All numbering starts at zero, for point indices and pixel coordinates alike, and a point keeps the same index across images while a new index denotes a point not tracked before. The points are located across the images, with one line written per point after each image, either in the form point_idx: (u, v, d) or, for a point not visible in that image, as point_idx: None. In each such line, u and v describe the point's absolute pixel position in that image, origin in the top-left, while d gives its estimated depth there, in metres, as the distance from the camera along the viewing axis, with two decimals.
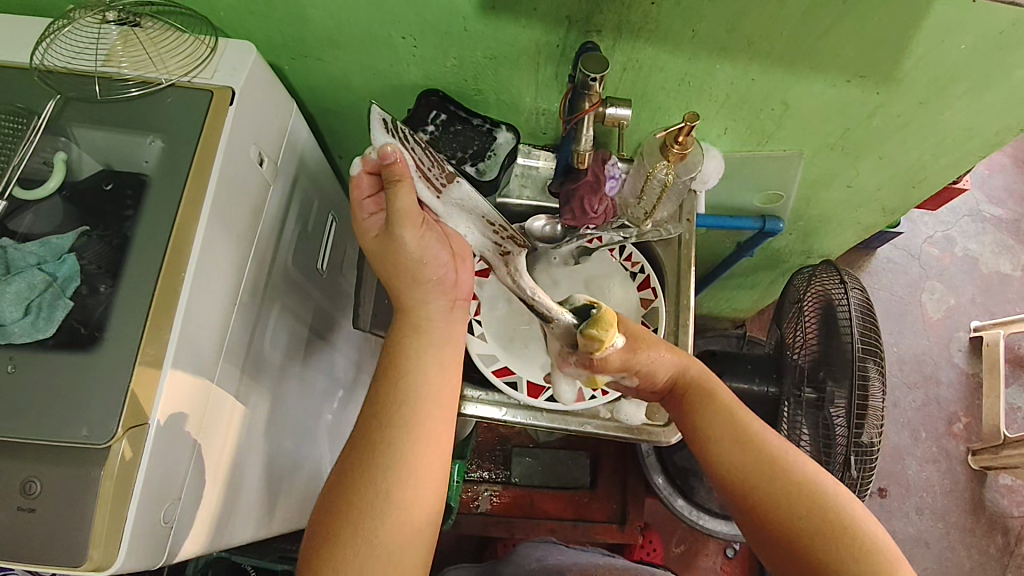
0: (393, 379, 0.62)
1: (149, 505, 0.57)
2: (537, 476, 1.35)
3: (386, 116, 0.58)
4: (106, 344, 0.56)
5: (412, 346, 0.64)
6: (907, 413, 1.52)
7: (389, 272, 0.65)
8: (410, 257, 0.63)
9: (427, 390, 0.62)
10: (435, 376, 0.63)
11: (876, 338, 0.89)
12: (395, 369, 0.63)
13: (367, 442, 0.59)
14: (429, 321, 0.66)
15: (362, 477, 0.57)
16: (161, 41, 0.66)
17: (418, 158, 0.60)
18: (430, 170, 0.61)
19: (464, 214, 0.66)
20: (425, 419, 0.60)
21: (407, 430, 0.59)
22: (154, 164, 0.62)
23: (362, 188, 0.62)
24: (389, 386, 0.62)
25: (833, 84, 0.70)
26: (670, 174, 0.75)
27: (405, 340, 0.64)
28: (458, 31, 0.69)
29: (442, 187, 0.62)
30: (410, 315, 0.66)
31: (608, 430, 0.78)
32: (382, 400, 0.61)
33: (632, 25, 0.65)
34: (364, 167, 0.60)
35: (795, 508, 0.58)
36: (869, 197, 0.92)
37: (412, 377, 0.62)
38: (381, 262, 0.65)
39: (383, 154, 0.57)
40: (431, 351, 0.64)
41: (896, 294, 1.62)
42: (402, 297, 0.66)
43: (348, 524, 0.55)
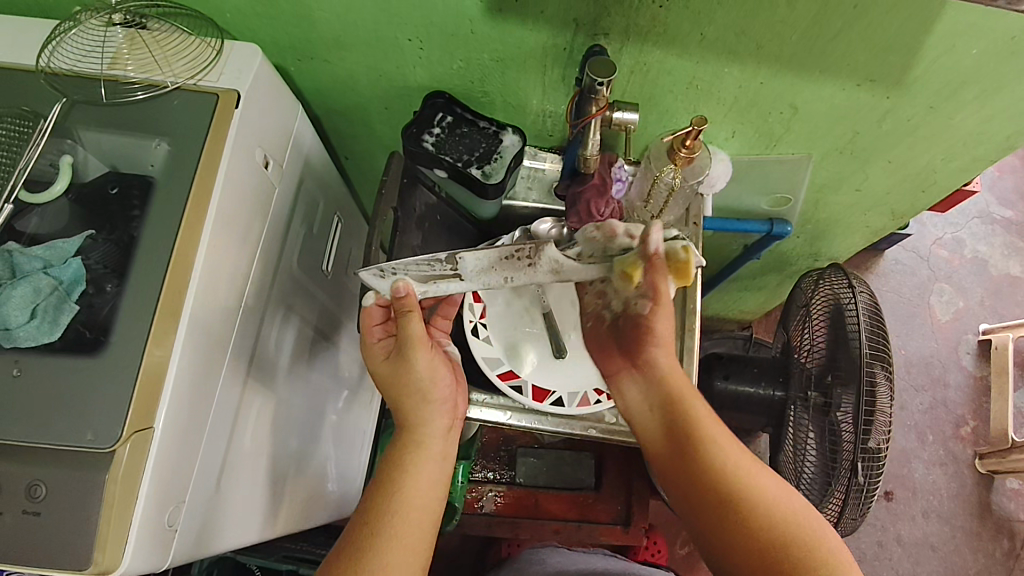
0: (382, 489, 0.62)
1: (153, 509, 0.57)
2: (542, 477, 1.34)
3: (375, 269, 0.65)
4: (112, 348, 0.56)
5: (407, 457, 0.65)
6: (914, 416, 1.51)
7: (398, 385, 0.68)
8: (419, 380, 0.68)
9: (417, 495, 0.62)
10: (422, 480, 0.63)
11: (885, 341, 0.88)
12: (399, 453, 0.65)
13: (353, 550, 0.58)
14: (427, 438, 0.67)
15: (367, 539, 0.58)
16: (167, 43, 0.66)
17: (413, 269, 0.64)
18: (431, 267, 0.63)
19: (492, 274, 0.63)
20: (414, 527, 0.60)
21: (392, 537, 0.59)
22: (160, 168, 0.62)
23: (372, 318, 0.69)
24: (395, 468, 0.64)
25: (842, 88, 0.69)
26: (678, 178, 0.75)
27: (403, 453, 0.65)
28: (464, 33, 0.68)
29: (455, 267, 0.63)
30: (412, 433, 0.67)
31: (612, 435, 0.77)
32: (372, 511, 0.61)
33: (639, 28, 0.65)
34: (378, 299, 0.69)
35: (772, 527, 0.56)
36: (878, 201, 0.91)
37: (415, 463, 0.65)
38: (383, 381, 0.70)
39: (397, 289, 0.64)
40: (425, 466, 0.65)
41: (904, 296, 1.61)
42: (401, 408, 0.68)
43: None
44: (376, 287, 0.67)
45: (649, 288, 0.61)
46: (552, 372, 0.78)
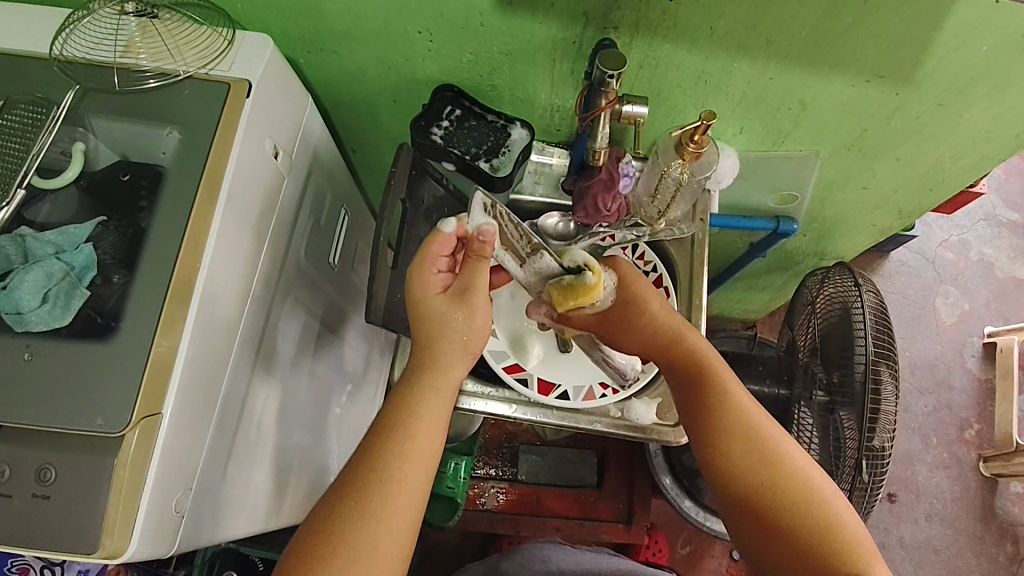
0: (388, 433, 0.61)
1: (162, 494, 0.57)
2: (543, 474, 1.36)
3: (484, 199, 0.69)
4: (122, 333, 0.56)
5: (416, 401, 0.63)
6: (918, 418, 1.50)
7: (439, 331, 0.64)
8: (470, 328, 0.66)
9: (423, 444, 0.61)
10: (430, 427, 0.63)
11: (890, 341, 0.88)
12: (397, 418, 0.62)
13: (358, 493, 0.58)
14: (441, 382, 0.65)
15: (352, 517, 0.57)
16: (179, 33, 0.67)
17: (506, 229, 0.72)
18: (516, 241, 0.73)
19: (538, 279, 0.75)
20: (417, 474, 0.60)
21: (396, 484, 0.59)
22: (171, 156, 0.62)
23: (440, 246, 0.64)
24: (385, 442, 0.60)
25: (851, 85, 0.70)
26: (685, 174, 0.75)
27: (416, 398, 0.63)
28: (474, 26, 0.69)
29: (525, 254, 0.74)
30: (429, 374, 0.65)
31: (618, 429, 0.76)
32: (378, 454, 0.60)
33: (649, 22, 0.65)
34: (457, 229, 0.65)
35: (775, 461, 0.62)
36: (885, 200, 0.91)
37: (425, 406, 0.63)
38: (428, 318, 0.64)
39: (489, 233, 0.64)
40: (434, 410, 0.64)
41: (908, 297, 1.61)
42: (431, 354, 0.65)
43: (358, 522, 0.57)
44: (469, 216, 0.67)
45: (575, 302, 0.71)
46: (558, 367, 0.78)
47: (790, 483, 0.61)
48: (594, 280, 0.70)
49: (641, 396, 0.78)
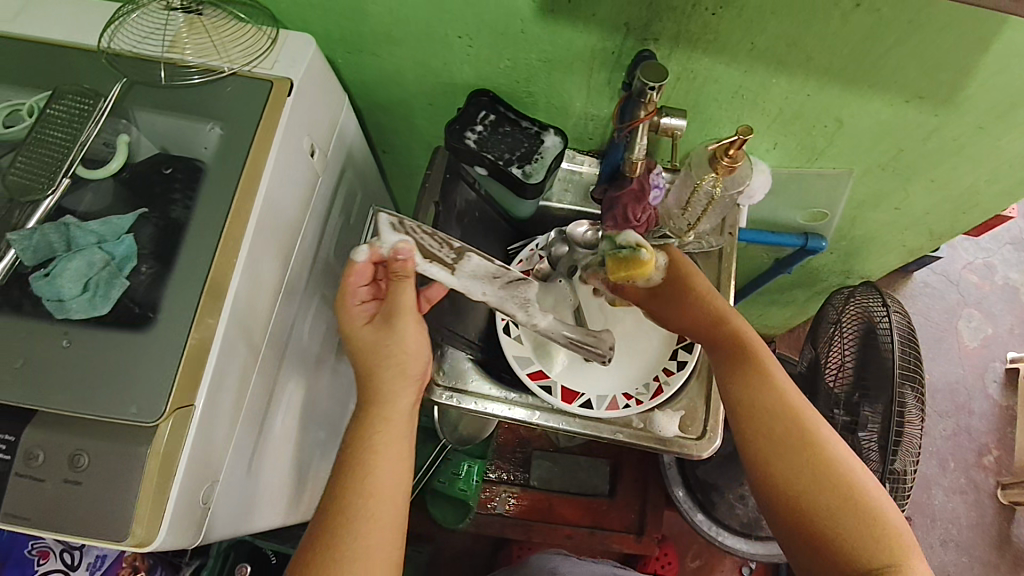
0: (351, 471, 0.59)
1: (191, 485, 0.58)
2: (556, 481, 1.35)
3: (391, 217, 0.66)
4: (159, 324, 0.57)
5: (372, 437, 0.61)
6: (935, 442, 1.48)
7: (374, 359, 0.63)
8: (403, 348, 0.64)
9: (386, 476, 0.60)
10: (390, 459, 0.61)
11: (918, 365, 0.87)
12: (351, 452, 0.60)
13: (328, 536, 0.56)
14: (391, 415, 0.63)
15: (326, 562, 0.55)
16: (224, 30, 0.67)
17: (426, 240, 0.67)
18: (440, 250, 0.68)
19: (481, 279, 0.71)
20: (386, 508, 0.58)
21: (366, 521, 0.57)
22: (213, 151, 0.63)
23: (359, 274, 0.64)
24: (342, 484, 0.58)
25: (890, 104, 0.69)
26: (717, 187, 0.74)
27: (368, 434, 0.61)
28: (514, 32, 0.69)
29: (454, 263, 0.68)
30: (375, 406, 0.63)
31: (639, 441, 0.75)
32: (341, 494, 0.58)
33: (690, 35, 0.65)
34: (371, 255, 0.63)
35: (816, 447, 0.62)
36: (916, 221, 0.90)
37: (377, 441, 0.61)
38: (362, 350, 0.64)
39: (400, 250, 0.61)
40: (391, 443, 0.61)
41: (931, 319, 1.59)
42: (374, 387, 0.63)
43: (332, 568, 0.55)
44: (379, 238, 0.64)
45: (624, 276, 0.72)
46: (582, 374, 0.78)
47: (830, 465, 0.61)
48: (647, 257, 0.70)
49: (664, 407, 0.77)
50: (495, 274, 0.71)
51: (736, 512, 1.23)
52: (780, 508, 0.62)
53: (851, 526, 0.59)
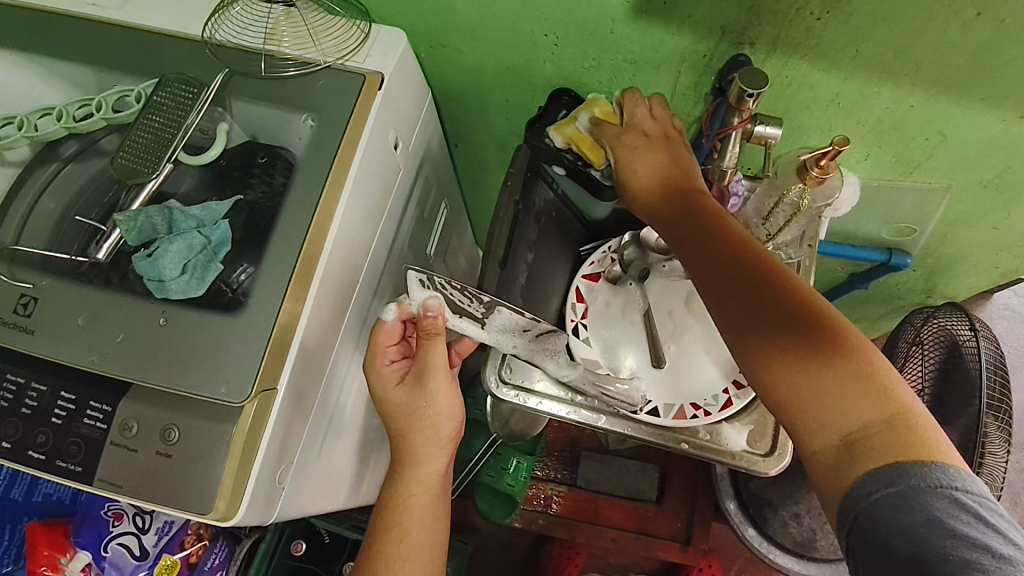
0: (387, 528, 0.66)
1: (270, 465, 0.60)
2: (603, 483, 1.35)
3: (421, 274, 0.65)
4: (249, 309, 0.58)
5: (408, 498, 0.67)
6: (1008, 474, 1.41)
7: (406, 420, 0.67)
8: (435, 411, 0.67)
9: (417, 534, 0.66)
10: (421, 519, 0.67)
11: (1007, 396, 0.82)
12: (389, 512, 0.66)
13: None
14: (424, 475, 0.68)
15: None
16: (319, 24, 0.69)
17: (454, 294, 0.66)
18: (469, 305, 0.66)
19: (509, 334, 0.69)
20: (418, 564, 0.65)
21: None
22: (305, 142, 0.64)
23: (389, 335, 0.67)
24: (379, 541, 0.65)
25: (1001, 118, 0.65)
26: (804, 198, 0.71)
27: (403, 493, 0.67)
28: (603, 32, 0.68)
29: (484, 317, 0.67)
30: (408, 467, 0.68)
31: (706, 454, 0.74)
32: (378, 550, 0.65)
33: (789, 40, 0.63)
34: (400, 314, 0.65)
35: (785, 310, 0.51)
36: (1013, 242, 0.85)
37: (412, 502, 0.67)
38: (393, 410, 0.68)
39: (429, 306, 0.62)
40: (423, 504, 0.67)
41: (1010, 344, 1.50)
42: (407, 447, 0.68)
43: None
44: (408, 296, 0.65)
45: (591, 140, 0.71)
46: (650, 381, 0.76)
47: (819, 323, 0.51)
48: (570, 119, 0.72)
49: (732, 421, 0.76)
50: (525, 328, 0.70)
51: (789, 529, 1.21)
52: (763, 387, 0.52)
53: (832, 387, 0.49)
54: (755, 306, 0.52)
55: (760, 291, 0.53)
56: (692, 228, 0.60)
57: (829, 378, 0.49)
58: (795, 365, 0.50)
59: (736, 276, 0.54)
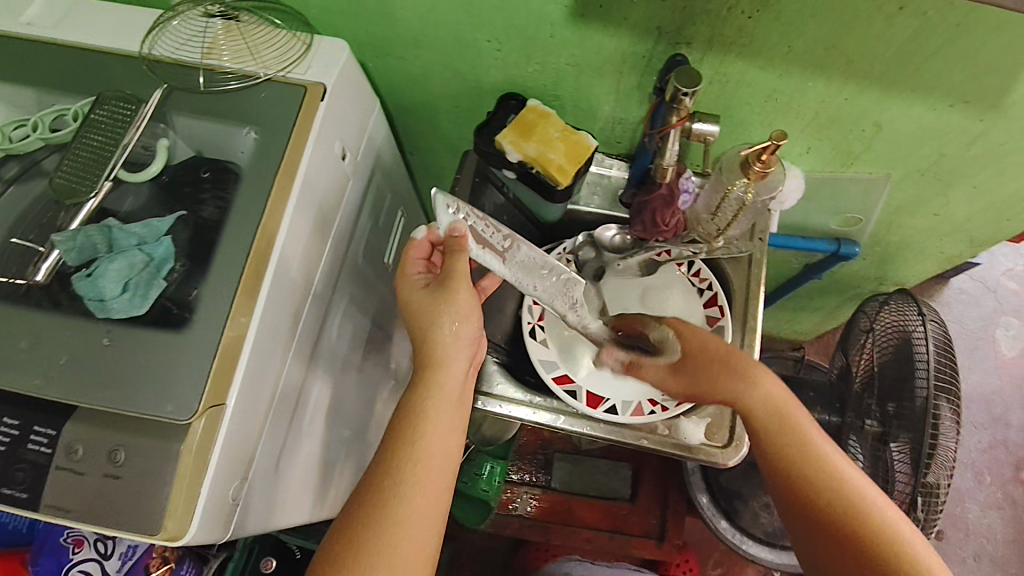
0: (405, 436, 0.63)
1: (221, 482, 0.59)
2: (576, 483, 1.37)
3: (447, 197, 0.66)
4: (194, 325, 0.58)
5: (426, 411, 0.64)
6: (971, 454, 1.44)
7: (429, 324, 0.65)
8: (456, 317, 0.66)
9: (435, 442, 0.64)
10: (442, 425, 0.64)
11: (955, 377, 0.84)
12: (408, 419, 0.64)
13: (375, 496, 0.61)
14: (446, 381, 0.65)
15: (374, 522, 0.60)
16: (260, 36, 0.69)
17: (477, 225, 0.67)
18: (492, 237, 0.67)
19: (528, 275, 0.70)
20: (434, 475, 0.63)
21: (415, 486, 0.61)
22: (248, 155, 0.64)
23: (417, 251, 0.68)
24: (393, 450, 0.63)
25: (932, 109, 0.67)
26: (749, 193, 0.73)
27: (422, 400, 0.64)
28: (544, 36, 0.69)
29: (505, 250, 0.68)
30: (432, 373, 0.65)
31: (666, 447, 0.75)
32: (396, 453, 0.62)
33: (724, 38, 0.64)
34: (429, 235, 0.68)
35: (797, 470, 0.65)
36: (955, 227, 0.88)
37: (433, 409, 0.64)
38: (416, 315, 0.66)
39: (453, 229, 0.64)
40: (444, 413, 0.65)
41: (967, 327, 1.54)
42: (429, 352, 0.66)
43: (378, 526, 0.59)
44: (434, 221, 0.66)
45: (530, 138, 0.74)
46: (609, 380, 0.76)
47: (833, 499, 0.64)
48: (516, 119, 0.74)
49: (690, 414, 0.77)
50: (544, 269, 0.71)
51: (761, 520, 1.23)
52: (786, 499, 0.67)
53: (845, 515, 0.63)
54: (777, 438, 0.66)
55: (782, 439, 0.66)
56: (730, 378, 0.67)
57: (804, 466, 0.65)
58: (834, 518, 0.64)
59: (768, 414, 0.66)
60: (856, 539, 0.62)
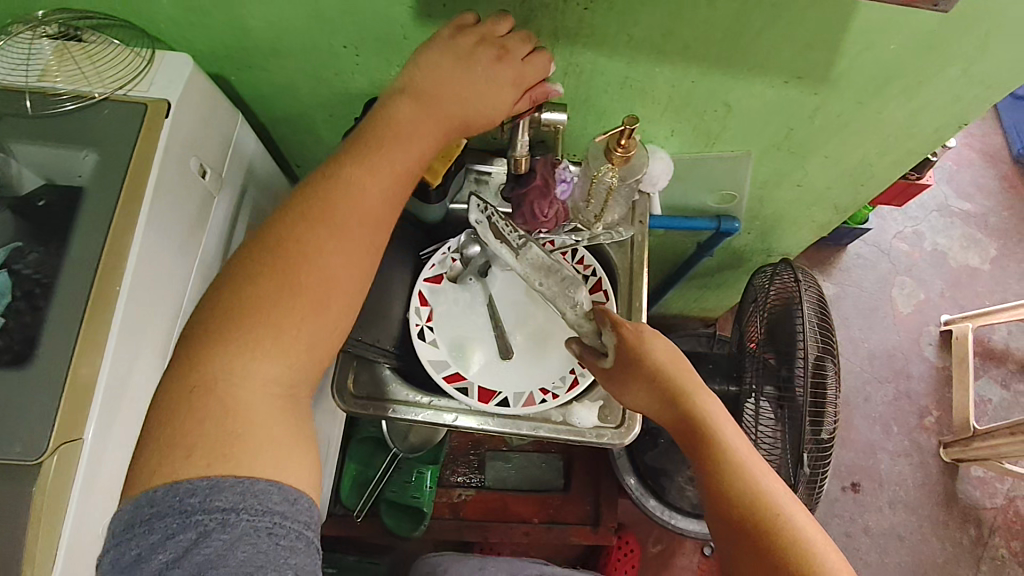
0: (331, 195, 0.55)
1: (86, 519, 0.57)
2: (510, 479, 1.36)
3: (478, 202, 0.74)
4: (38, 360, 0.55)
5: (353, 176, 0.56)
6: (878, 407, 1.53)
7: (438, 79, 0.58)
8: (474, 108, 0.59)
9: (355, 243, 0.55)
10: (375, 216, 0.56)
11: (831, 336, 0.90)
12: (343, 180, 0.56)
13: (284, 257, 0.53)
14: (389, 136, 0.57)
15: (271, 300, 0.52)
16: (97, 56, 0.66)
17: (500, 225, 0.73)
18: (507, 230, 0.73)
19: (540, 273, 0.74)
20: (349, 276, 0.55)
21: (326, 275, 0.53)
22: (87, 177, 0.61)
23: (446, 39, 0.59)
24: (312, 225, 0.54)
25: (771, 86, 0.71)
26: (615, 178, 0.75)
27: (357, 171, 0.56)
28: (397, 39, 0.69)
29: (518, 244, 0.74)
30: (381, 125, 0.58)
31: (560, 434, 0.76)
32: (312, 245, 0.54)
33: (568, 31, 0.66)
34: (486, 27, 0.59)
35: (732, 483, 0.58)
36: (820, 196, 0.93)
37: (374, 164, 0.57)
38: (438, 78, 0.58)
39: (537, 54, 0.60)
40: (377, 173, 0.57)
41: (865, 289, 1.64)
42: (383, 130, 0.58)
43: (277, 287, 0.52)
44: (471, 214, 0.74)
45: None
46: (500, 373, 0.78)
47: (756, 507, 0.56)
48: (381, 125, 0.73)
49: (582, 400, 0.78)
50: (548, 267, 0.75)
51: (686, 494, 1.28)
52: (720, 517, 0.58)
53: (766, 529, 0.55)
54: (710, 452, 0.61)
55: (710, 448, 0.61)
56: (668, 401, 0.64)
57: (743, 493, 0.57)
58: (759, 533, 0.55)
59: (703, 428, 0.62)
60: (765, 540, 0.55)
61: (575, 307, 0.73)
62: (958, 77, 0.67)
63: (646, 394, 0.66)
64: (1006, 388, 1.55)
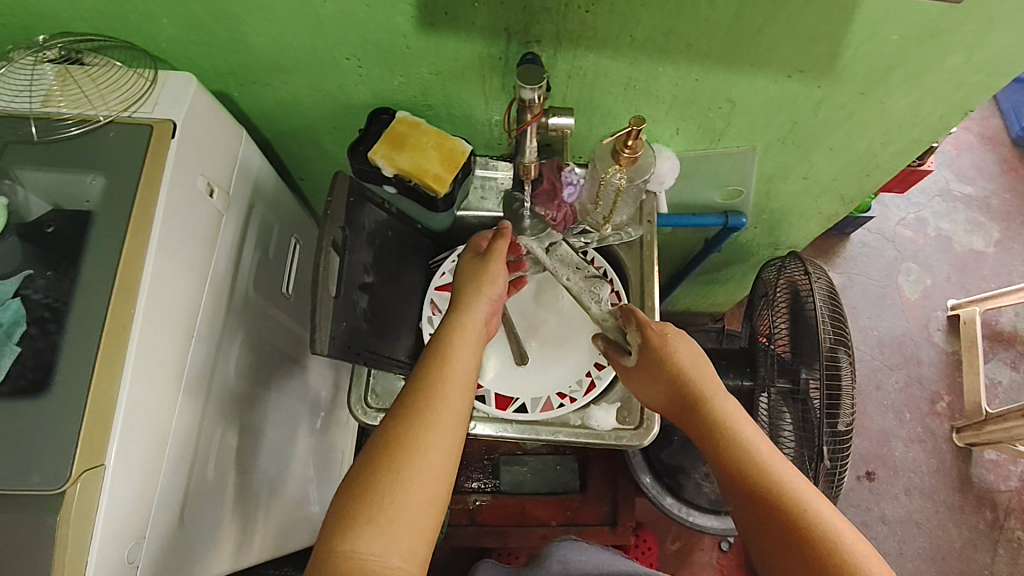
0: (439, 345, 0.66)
1: (111, 545, 0.56)
2: (528, 484, 1.35)
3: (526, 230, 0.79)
4: (57, 389, 0.55)
5: (451, 330, 0.67)
6: (890, 395, 1.53)
7: (479, 280, 0.71)
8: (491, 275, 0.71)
9: (458, 391, 0.63)
10: (467, 356, 0.66)
11: (844, 326, 0.89)
12: (444, 335, 0.67)
13: (408, 403, 0.61)
14: (476, 291, 0.70)
15: (404, 436, 0.58)
16: (100, 79, 0.66)
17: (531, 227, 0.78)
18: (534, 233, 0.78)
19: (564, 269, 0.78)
20: (453, 410, 0.62)
21: (438, 407, 0.61)
22: (96, 202, 0.61)
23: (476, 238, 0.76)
24: (424, 370, 0.64)
25: (775, 80, 0.71)
26: (623, 179, 0.74)
27: (452, 317, 0.68)
28: (399, 49, 0.69)
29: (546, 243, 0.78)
30: (473, 274, 0.71)
31: (579, 438, 0.76)
32: (430, 379, 0.63)
33: (570, 35, 0.66)
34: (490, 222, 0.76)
35: (746, 475, 0.61)
36: (825, 188, 0.93)
37: (472, 308, 0.69)
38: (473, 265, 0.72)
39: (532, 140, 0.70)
40: (472, 315, 0.69)
41: (871, 277, 1.64)
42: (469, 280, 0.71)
43: (408, 432, 0.59)
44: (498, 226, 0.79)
45: (400, 151, 0.74)
46: (515, 379, 0.78)
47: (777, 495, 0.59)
48: (384, 137, 0.74)
49: (600, 403, 0.78)
50: (577, 265, 0.78)
51: (704, 490, 1.26)
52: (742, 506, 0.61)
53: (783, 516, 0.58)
54: (725, 448, 0.64)
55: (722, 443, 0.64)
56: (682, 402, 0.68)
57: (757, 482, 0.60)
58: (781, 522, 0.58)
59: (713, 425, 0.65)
60: (787, 528, 0.57)
61: (593, 300, 0.76)
62: (961, 64, 0.67)
63: (664, 392, 0.70)
64: (1016, 369, 1.54)
